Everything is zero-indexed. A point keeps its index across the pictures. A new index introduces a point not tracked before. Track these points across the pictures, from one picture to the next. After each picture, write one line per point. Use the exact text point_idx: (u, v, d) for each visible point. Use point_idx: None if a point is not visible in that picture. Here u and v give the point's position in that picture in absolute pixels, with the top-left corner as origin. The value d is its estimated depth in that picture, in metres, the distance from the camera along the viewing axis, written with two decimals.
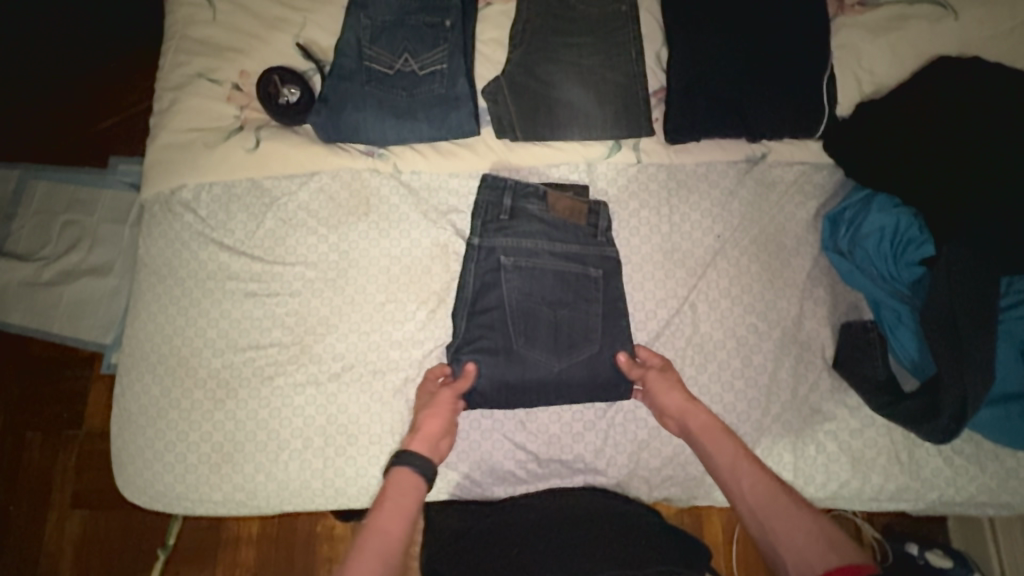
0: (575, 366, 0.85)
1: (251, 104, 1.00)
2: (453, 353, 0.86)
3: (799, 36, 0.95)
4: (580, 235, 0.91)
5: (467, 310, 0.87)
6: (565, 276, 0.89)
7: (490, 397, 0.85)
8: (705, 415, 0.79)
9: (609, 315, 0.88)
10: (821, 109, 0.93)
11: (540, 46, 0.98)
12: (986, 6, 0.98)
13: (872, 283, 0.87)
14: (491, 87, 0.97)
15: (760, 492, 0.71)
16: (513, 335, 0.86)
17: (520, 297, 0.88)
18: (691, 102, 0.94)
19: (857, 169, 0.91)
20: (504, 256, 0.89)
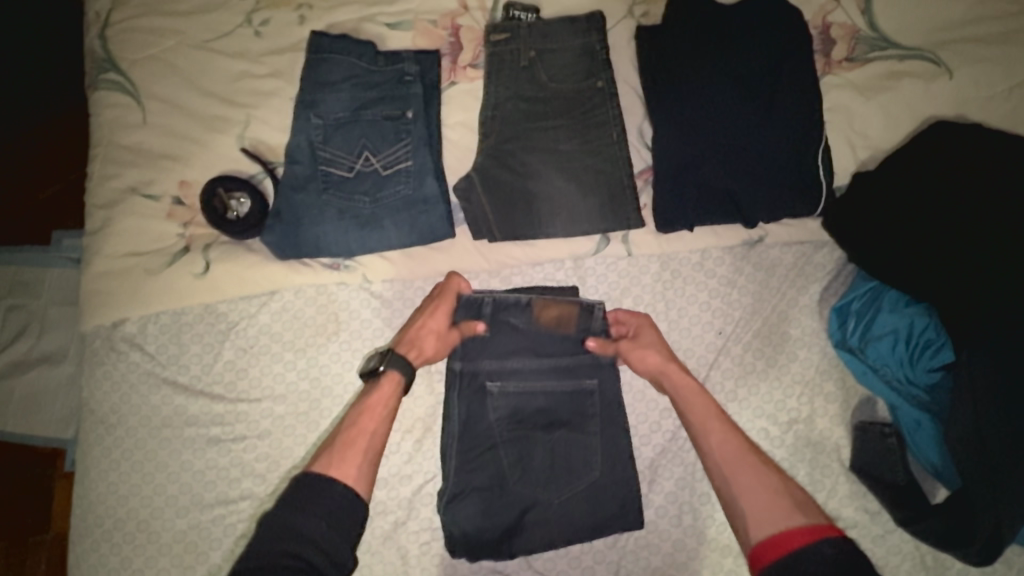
0: (576, 498, 0.80)
1: (195, 218, 0.90)
2: (447, 494, 0.79)
3: (786, 110, 0.89)
4: (570, 346, 0.83)
5: (457, 445, 0.80)
6: (557, 393, 0.82)
7: (492, 539, 0.79)
8: (685, 373, 0.79)
9: (607, 434, 0.81)
10: (818, 188, 0.88)
11: (512, 131, 0.89)
12: (981, 63, 0.92)
13: (888, 386, 0.82)
14: (464, 182, 0.88)
15: (729, 453, 0.72)
16: (508, 471, 0.80)
17: (510, 420, 0.81)
18: (680, 190, 0.88)
19: (860, 257, 0.85)
20: (489, 380, 0.82)
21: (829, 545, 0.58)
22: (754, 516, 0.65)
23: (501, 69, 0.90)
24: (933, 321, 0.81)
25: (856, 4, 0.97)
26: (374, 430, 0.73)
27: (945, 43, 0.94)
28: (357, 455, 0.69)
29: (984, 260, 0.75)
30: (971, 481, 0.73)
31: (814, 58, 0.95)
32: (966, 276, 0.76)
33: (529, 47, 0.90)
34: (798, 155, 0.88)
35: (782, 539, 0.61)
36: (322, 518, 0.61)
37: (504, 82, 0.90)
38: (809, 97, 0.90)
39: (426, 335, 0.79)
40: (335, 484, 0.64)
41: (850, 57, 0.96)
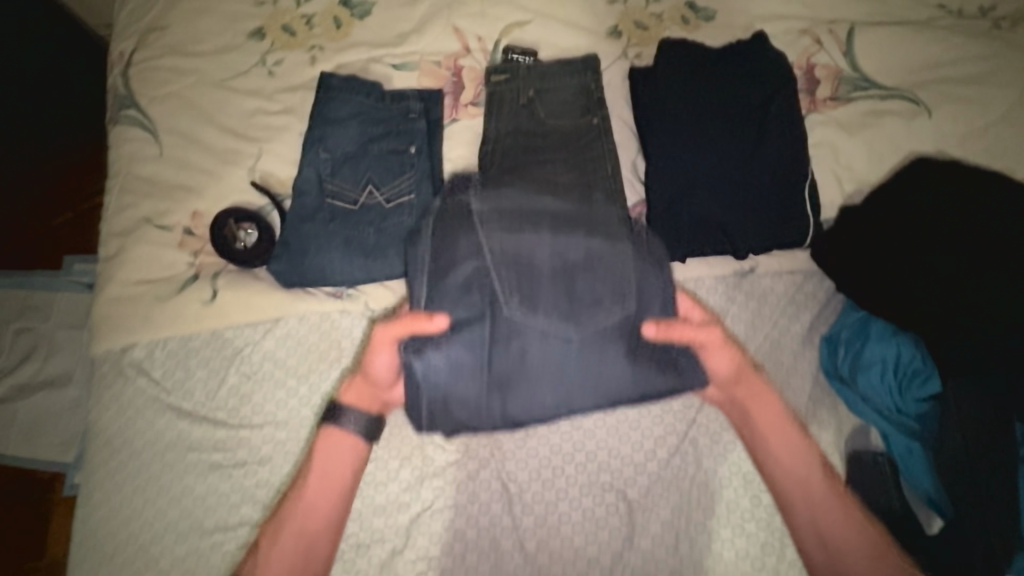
0: (594, 336, 0.80)
1: (205, 247, 0.93)
2: (417, 347, 0.79)
3: (774, 145, 0.93)
4: (575, 197, 0.88)
5: (440, 299, 0.81)
6: (561, 221, 0.84)
7: (478, 395, 0.80)
8: (777, 410, 0.85)
9: (640, 271, 0.83)
10: (806, 221, 0.91)
11: (511, 166, 0.92)
12: (959, 101, 0.97)
13: (879, 416, 0.84)
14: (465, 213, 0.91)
15: (828, 503, 0.80)
16: (505, 311, 0.80)
17: (503, 251, 0.82)
18: (675, 220, 0.91)
19: (847, 284, 0.88)
20: (486, 240, 0.82)
21: None
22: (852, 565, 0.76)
23: (502, 108, 0.95)
24: (920, 351, 0.82)
25: (837, 47, 1.02)
26: (349, 456, 0.83)
27: (923, 84, 0.99)
28: (330, 480, 0.83)
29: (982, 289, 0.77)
30: (967, 510, 0.74)
31: (799, 97, 1.00)
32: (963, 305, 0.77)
33: (528, 89, 0.96)
34: (786, 189, 0.92)
35: None
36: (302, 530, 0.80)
37: (504, 120, 0.95)
38: (795, 134, 0.94)
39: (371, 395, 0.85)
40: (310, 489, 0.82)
41: (834, 96, 1.00)
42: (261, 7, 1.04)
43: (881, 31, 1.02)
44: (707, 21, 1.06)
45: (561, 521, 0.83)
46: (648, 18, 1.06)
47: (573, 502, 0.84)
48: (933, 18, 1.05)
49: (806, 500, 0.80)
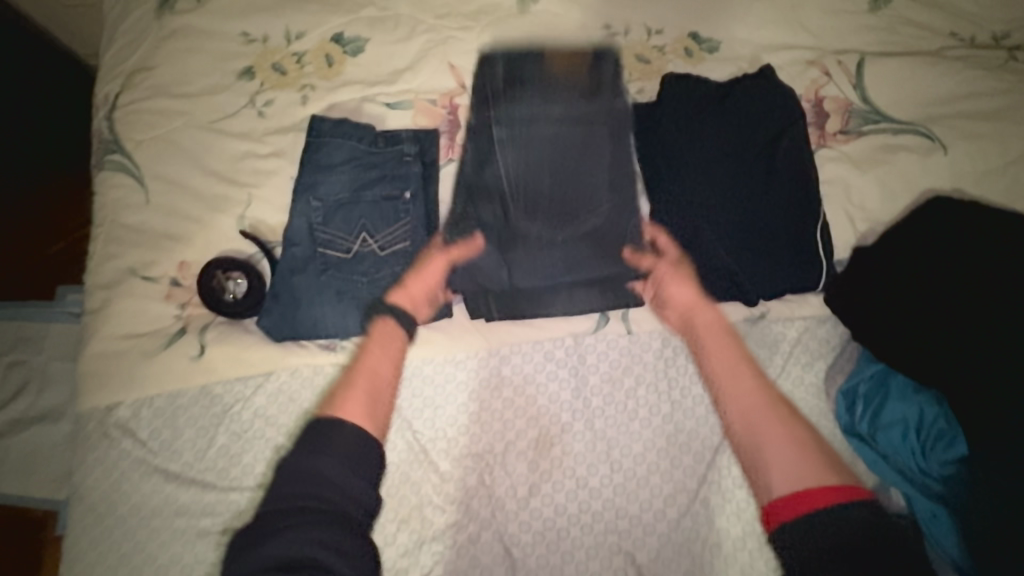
0: (582, 241, 0.87)
1: (193, 299, 0.90)
2: (453, 232, 0.88)
3: (784, 185, 0.89)
4: (585, 99, 0.91)
5: (464, 189, 0.90)
6: (566, 138, 0.89)
7: (497, 279, 0.87)
8: (720, 324, 0.85)
9: (617, 178, 0.90)
10: (819, 265, 0.88)
11: (521, 205, 0.87)
12: (975, 138, 0.93)
13: (901, 475, 0.80)
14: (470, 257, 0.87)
15: (750, 412, 0.75)
16: (515, 214, 0.87)
17: (516, 163, 0.88)
18: (682, 264, 0.87)
19: (876, 342, 0.82)
20: (502, 130, 0.89)
21: (862, 508, 0.60)
22: (777, 473, 0.67)
23: (512, 141, 0.88)
24: (944, 410, 0.78)
25: (847, 79, 0.99)
26: (382, 392, 0.78)
27: (936, 117, 0.96)
28: (367, 404, 0.75)
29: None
30: None
31: (808, 131, 0.96)
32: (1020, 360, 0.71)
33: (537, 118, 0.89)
34: (796, 231, 0.88)
35: (804, 497, 0.63)
36: (326, 459, 0.63)
37: (514, 154, 0.88)
38: (805, 173, 0.90)
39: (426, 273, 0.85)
40: (346, 425, 0.67)
41: (844, 130, 0.97)
42: (249, 44, 1.01)
43: (892, 61, 0.98)
44: (711, 52, 1.03)
45: None
46: (649, 50, 1.02)
47: (579, 567, 0.80)
48: (945, 47, 1.02)
49: (745, 413, 0.75)
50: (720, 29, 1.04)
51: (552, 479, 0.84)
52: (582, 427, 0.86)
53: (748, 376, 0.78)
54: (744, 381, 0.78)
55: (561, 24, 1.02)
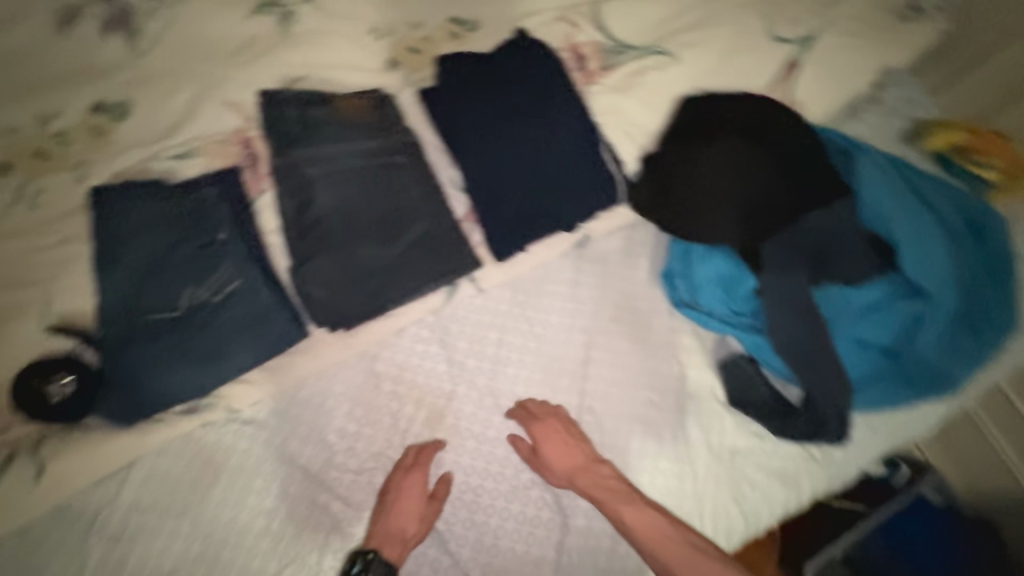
0: (413, 248, 0.91)
1: (10, 422, 0.79)
2: (296, 270, 0.87)
3: (565, 125, 1.01)
4: (375, 129, 0.96)
5: (295, 230, 0.89)
6: (367, 157, 0.93)
7: (360, 310, 0.88)
8: (589, 467, 0.83)
9: (425, 194, 0.94)
10: (614, 180, 1.00)
11: (350, 222, 0.90)
12: (700, 43, 1.09)
13: (725, 324, 0.92)
14: (320, 295, 0.87)
15: (654, 532, 0.78)
16: (355, 247, 0.89)
17: (335, 200, 0.90)
18: (500, 218, 0.96)
19: (689, 234, 0.93)
20: (308, 167, 0.91)
21: None
22: None
23: (323, 166, 0.91)
24: (733, 256, 0.92)
25: (591, 23, 1.13)
26: None
27: (668, 34, 1.12)
28: None
29: (773, 160, 0.92)
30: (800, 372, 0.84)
31: (575, 75, 1.10)
32: (779, 179, 0.91)
33: (336, 140, 0.93)
34: (587, 158, 1.00)
35: None
36: None
37: (327, 179, 0.91)
38: (580, 111, 1.03)
39: (412, 501, 0.81)
40: None
41: (603, 66, 1.11)
42: None
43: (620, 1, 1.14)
44: (474, 31, 1.13)
45: (498, 536, 0.83)
46: (419, 42, 1.11)
47: (503, 513, 0.84)
48: None
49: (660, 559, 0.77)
50: (475, 10, 1.15)
51: (453, 446, 0.87)
52: (466, 390, 0.90)
53: (645, 509, 0.80)
54: (637, 518, 0.79)
55: (328, 37, 1.06)
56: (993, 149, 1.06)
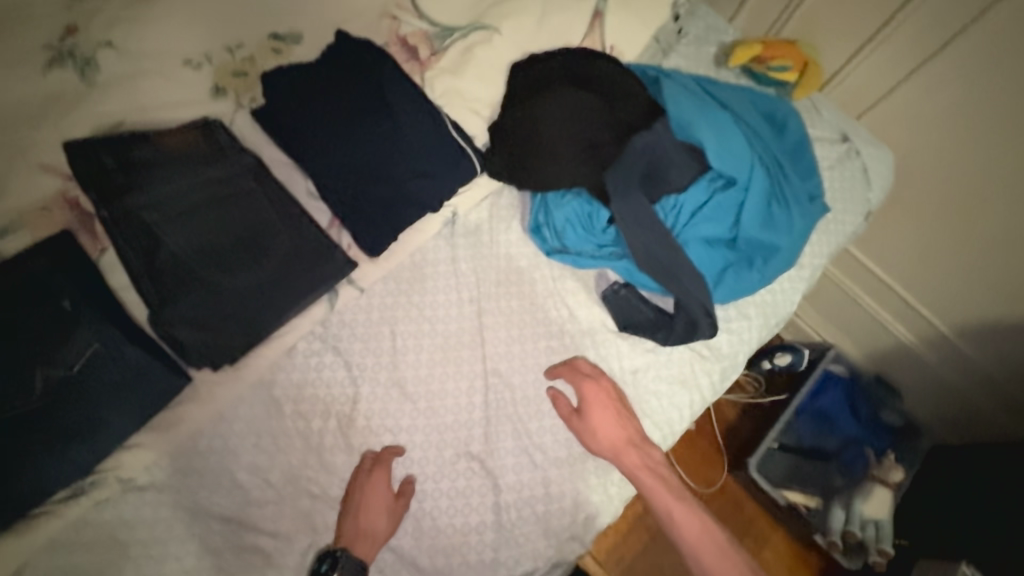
0: (281, 264, 0.90)
1: None
2: (158, 319, 0.82)
3: (405, 110, 1.03)
4: (211, 156, 0.92)
5: (148, 278, 0.83)
6: (210, 187, 0.90)
7: (240, 339, 0.86)
8: (646, 452, 0.89)
9: (280, 209, 0.93)
10: (466, 153, 1.03)
11: (207, 256, 0.87)
12: (514, 11, 1.13)
13: (595, 258, 0.99)
14: (190, 336, 0.83)
15: (676, 504, 0.87)
16: (218, 278, 0.86)
17: (185, 237, 0.86)
18: (363, 216, 0.97)
19: (542, 185, 0.98)
20: (145, 212, 0.85)
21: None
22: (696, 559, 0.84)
23: (162, 208, 0.86)
24: (584, 195, 0.99)
25: (410, 14, 1.16)
26: None
27: (484, 10, 1.16)
28: None
29: (595, 102, 0.99)
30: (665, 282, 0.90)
31: (409, 65, 1.14)
32: (604, 119, 0.98)
33: (170, 177, 0.88)
34: (436, 137, 1.02)
35: None
36: None
37: (170, 218, 0.86)
38: (417, 95, 1.05)
39: (377, 502, 0.81)
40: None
41: (433, 52, 1.15)
42: None
43: None
44: (297, 43, 1.13)
45: (436, 517, 0.85)
46: (240, 64, 1.08)
47: (435, 493, 0.86)
48: None
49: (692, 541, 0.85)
50: (293, 22, 1.14)
51: (371, 446, 0.87)
52: (370, 389, 0.89)
53: (676, 489, 0.88)
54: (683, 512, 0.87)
55: (139, 79, 1.02)
56: (779, 52, 1.22)
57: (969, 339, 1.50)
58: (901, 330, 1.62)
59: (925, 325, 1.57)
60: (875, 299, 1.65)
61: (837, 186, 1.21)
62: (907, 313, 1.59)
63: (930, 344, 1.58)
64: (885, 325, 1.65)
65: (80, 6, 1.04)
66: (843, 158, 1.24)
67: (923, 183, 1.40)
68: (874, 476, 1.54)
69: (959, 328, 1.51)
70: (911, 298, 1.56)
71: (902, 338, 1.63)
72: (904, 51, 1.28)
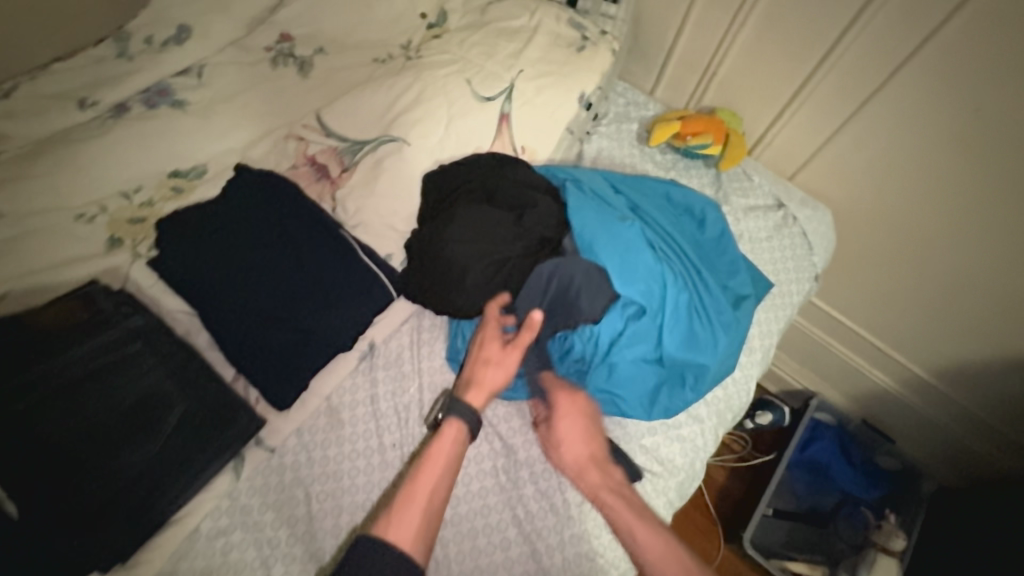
0: (177, 435, 0.82)
1: None
2: (27, 533, 0.72)
3: (308, 240, 0.97)
4: (95, 326, 0.86)
5: (11, 482, 0.73)
6: (95, 360, 0.84)
7: (128, 534, 0.76)
8: (611, 474, 0.88)
9: (175, 372, 0.86)
10: (378, 277, 0.98)
11: (87, 442, 0.78)
12: (421, 119, 1.06)
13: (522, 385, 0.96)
14: (64, 544, 0.73)
15: (645, 529, 0.82)
16: (99, 466, 0.77)
17: (61, 426, 0.78)
18: (270, 366, 0.90)
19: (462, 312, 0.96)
20: (11, 403, 0.77)
21: None
22: None
23: (34, 396, 0.78)
24: None
25: (316, 132, 1.10)
26: (433, 514, 0.77)
27: (394, 119, 1.07)
28: (422, 528, 0.76)
29: (505, 219, 0.97)
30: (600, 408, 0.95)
31: (318, 186, 1.07)
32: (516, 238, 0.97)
33: (44, 359, 0.81)
34: (344, 264, 0.97)
35: None
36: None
37: (43, 407, 0.78)
38: (320, 221, 1.00)
39: (493, 347, 0.91)
40: (394, 550, 0.72)
41: (345, 168, 1.07)
42: None
43: (337, 105, 1.10)
44: (200, 177, 1.08)
45: None
46: (138, 210, 1.03)
47: None
48: (374, 69, 1.22)
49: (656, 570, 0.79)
50: (193, 157, 1.09)
51: None
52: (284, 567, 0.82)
53: (646, 515, 0.84)
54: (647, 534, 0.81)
55: (22, 240, 0.94)
56: (700, 128, 1.20)
57: (949, 380, 1.42)
58: (879, 376, 1.54)
59: (902, 368, 1.49)
60: (845, 345, 1.57)
61: (780, 256, 1.19)
62: (881, 357, 1.51)
63: (910, 387, 1.49)
64: (864, 370, 1.56)
65: None
66: (782, 225, 1.22)
67: (871, 231, 1.36)
68: (874, 543, 1.39)
69: (938, 369, 1.43)
70: (882, 343, 1.49)
71: (882, 382, 1.54)
72: (826, 109, 1.26)
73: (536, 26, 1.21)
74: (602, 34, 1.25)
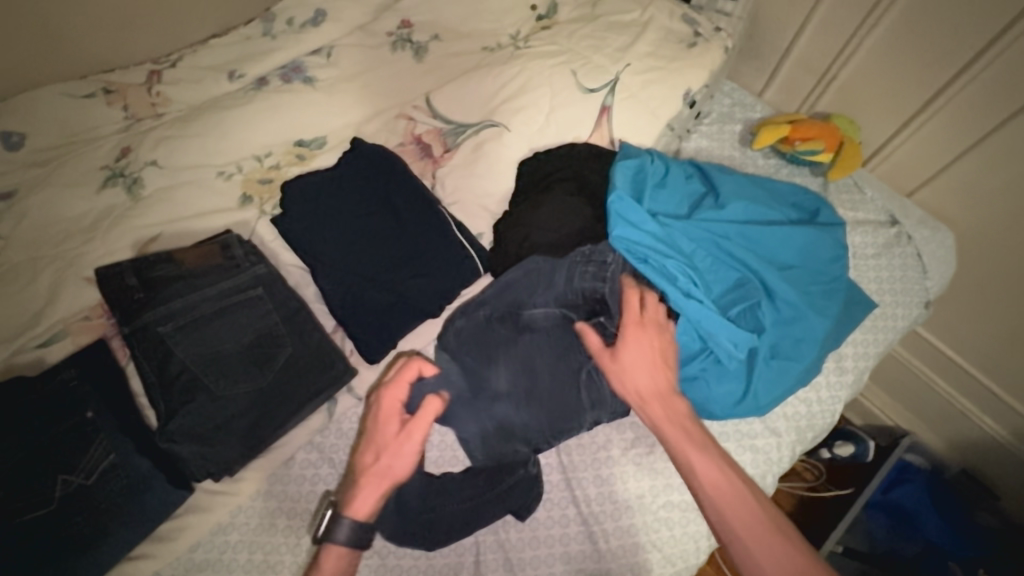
0: (284, 373, 0.92)
1: None
2: (164, 437, 0.85)
3: (410, 211, 1.04)
4: (226, 268, 0.98)
5: (160, 392, 0.88)
6: (222, 298, 0.95)
7: (238, 452, 0.87)
8: (678, 401, 0.84)
9: (286, 317, 0.96)
10: (468, 253, 1.03)
11: (214, 368, 0.89)
12: (524, 108, 1.10)
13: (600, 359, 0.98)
14: (191, 451, 0.85)
15: (695, 442, 0.80)
16: (222, 390, 0.88)
17: (196, 352, 0.90)
18: (364, 322, 0.98)
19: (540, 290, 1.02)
20: (161, 326, 0.91)
21: None
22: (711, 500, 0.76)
23: (176, 322, 0.91)
24: None
25: (426, 113, 1.17)
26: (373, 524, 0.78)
27: (499, 104, 1.12)
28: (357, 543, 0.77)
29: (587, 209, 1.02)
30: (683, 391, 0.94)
31: (422, 163, 1.14)
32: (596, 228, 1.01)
33: (185, 292, 0.94)
34: (439, 236, 1.03)
35: None
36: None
37: (181, 333, 0.91)
38: (422, 195, 1.06)
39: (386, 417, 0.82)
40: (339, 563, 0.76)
41: (447, 149, 1.13)
42: None
43: (447, 88, 1.17)
44: (321, 147, 1.19)
45: None
46: (267, 171, 1.15)
47: None
48: (484, 57, 1.27)
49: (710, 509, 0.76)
50: (316, 129, 1.20)
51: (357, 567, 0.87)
52: None
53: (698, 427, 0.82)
54: (705, 459, 0.78)
55: (176, 190, 1.09)
56: (811, 133, 1.14)
57: None
58: (989, 424, 1.38)
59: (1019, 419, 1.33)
60: (950, 384, 1.43)
61: (885, 277, 1.11)
62: (994, 403, 1.35)
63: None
64: (970, 415, 1.41)
65: (132, 128, 1.17)
66: (892, 243, 1.15)
67: (999, 261, 1.22)
68: None
69: None
70: (996, 387, 1.34)
71: (991, 431, 1.38)
72: (958, 124, 1.15)
73: (648, 20, 1.21)
74: (715, 31, 1.22)
